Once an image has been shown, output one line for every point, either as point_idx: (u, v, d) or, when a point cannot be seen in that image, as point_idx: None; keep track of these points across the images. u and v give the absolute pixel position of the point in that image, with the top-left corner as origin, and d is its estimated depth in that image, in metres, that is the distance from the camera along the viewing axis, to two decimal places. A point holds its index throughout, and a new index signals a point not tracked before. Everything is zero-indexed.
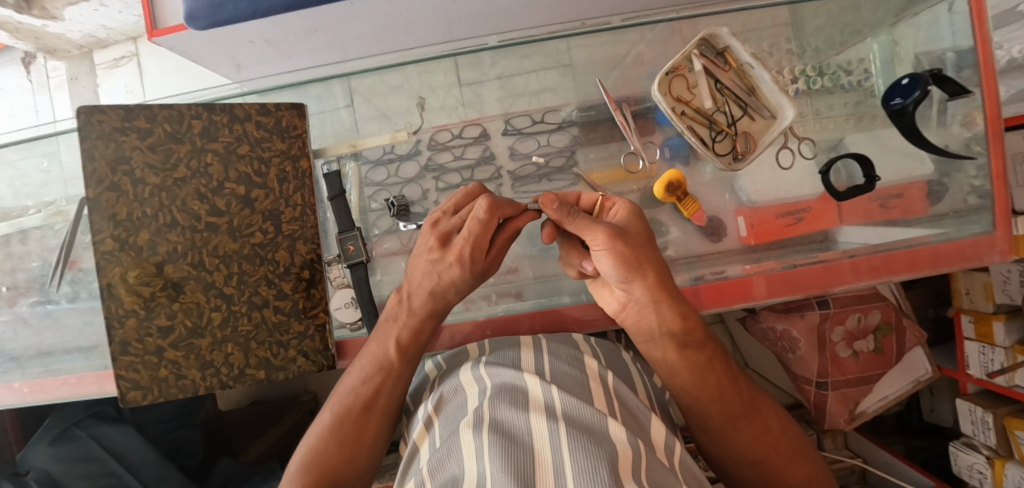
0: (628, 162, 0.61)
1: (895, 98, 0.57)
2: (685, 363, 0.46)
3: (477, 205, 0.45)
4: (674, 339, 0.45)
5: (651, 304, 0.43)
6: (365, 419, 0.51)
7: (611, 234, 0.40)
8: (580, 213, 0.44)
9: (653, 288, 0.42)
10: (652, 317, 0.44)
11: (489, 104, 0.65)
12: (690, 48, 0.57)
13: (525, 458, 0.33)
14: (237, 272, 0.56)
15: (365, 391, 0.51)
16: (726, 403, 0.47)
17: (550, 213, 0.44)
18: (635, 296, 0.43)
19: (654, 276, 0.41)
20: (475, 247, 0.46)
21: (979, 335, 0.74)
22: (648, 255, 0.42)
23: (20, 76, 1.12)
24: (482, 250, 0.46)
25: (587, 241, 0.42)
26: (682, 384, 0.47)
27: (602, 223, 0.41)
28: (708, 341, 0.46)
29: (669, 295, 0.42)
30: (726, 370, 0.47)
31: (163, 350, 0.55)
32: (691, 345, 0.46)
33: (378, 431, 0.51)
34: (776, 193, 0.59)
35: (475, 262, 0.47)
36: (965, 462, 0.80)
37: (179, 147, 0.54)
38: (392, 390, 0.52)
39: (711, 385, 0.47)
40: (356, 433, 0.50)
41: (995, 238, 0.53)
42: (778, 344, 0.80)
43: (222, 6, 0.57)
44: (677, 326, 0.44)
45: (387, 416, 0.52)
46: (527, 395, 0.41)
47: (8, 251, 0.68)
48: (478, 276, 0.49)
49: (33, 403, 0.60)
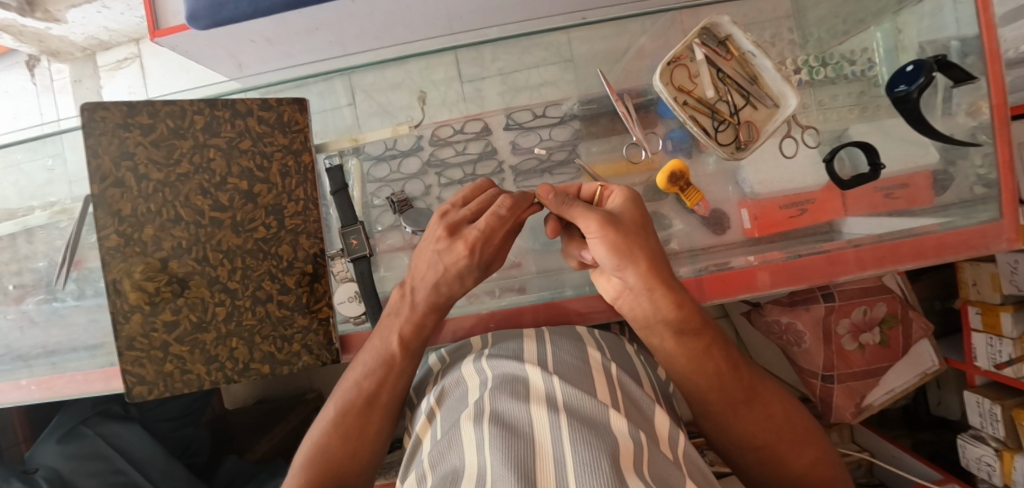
0: (631, 153, 0.61)
1: (900, 85, 0.56)
2: (683, 351, 0.46)
3: (499, 200, 0.47)
4: (670, 327, 0.44)
5: (645, 291, 0.43)
6: (368, 413, 0.51)
7: (603, 221, 0.41)
8: (576, 202, 0.45)
9: (646, 275, 0.42)
10: (647, 304, 0.44)
11: (490, 99, 0.65)
12: (692, 37, 0.56)
13: (525, 451, 0.33)
14: (241, 267, 0.56)
15: (369, 384, 0.51)
16: (726, 390, 0.46)
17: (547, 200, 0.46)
18: (630, 283, 0.43)
19: (647, 262, 0.42)
20: (488, 239, 0.47)
21: (986, 327, 0.73)
22: (640, 242, 0.42)
23: (24, 79, 1.13)
24: (493, 245, 0.48)
25: (581, 230, 0.43)
26: (682, 371, 0.47)
27: (596, 211, 0.43)
28: (706, 329, 0.45)
29: (663, 281, 0.42)
30: (726, 358, 0.47)
31: (168, 345, 0.55)
32: (688, 333, 0.45)
33: (380, 426, 0.51)
34: (778, 184, 0.59)
35: (483, 253, 0.48)
36: (973, 455, 0.79)
37: (182, 143, 0.54)
38: (394, 385, 0.52)
39: (711, 373, 0.46)
40: (359, 429, 0.50)
41: (1001, 227, 0.52)
42: (783, 338, 0.80)
43: (224, 5, 0.58)
44: (672, 314, 0.44)
45: (389, 412, 0.52)
46: (529, 387, 0.41)
47: (15, 251, 0.68)
48: (484, 267, 0.50)
49: (40, 400, 0.61)
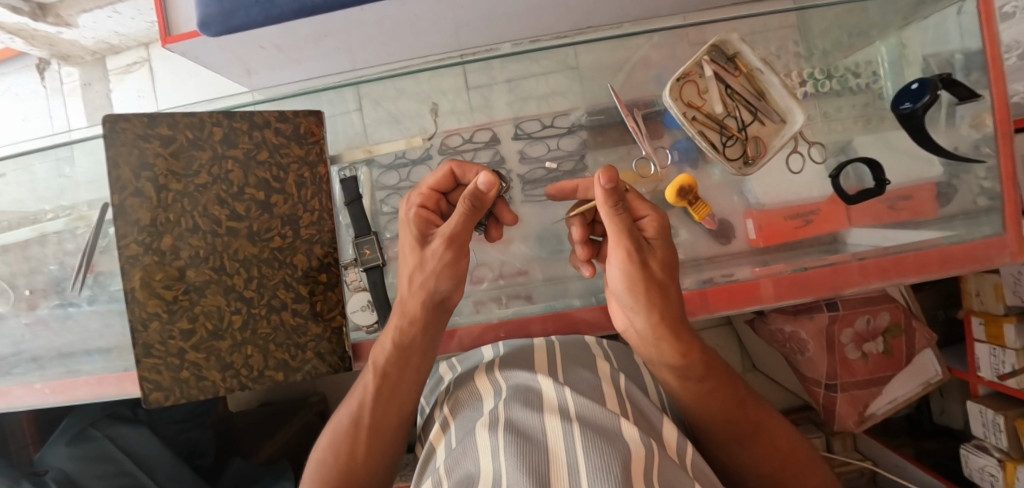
0: (640, 167, 0.62)
1: (905, 102, 0.57)
2: (687, 390, 0.47)
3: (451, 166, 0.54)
4: (672, 370, 0.47)
5: (653, 338, 0.45)
6: (356, 434, 0.52)
7: (633, 258, 0.42)
8: (621, 206, 0.39)
9: (658, 326, 0.44)
10: (653, 347, 0.46)
11: (499, 108, 0.66)
12: (701, 54, 0.57)
13: (539, 456, 0.34)
14: (257, 275, 0.57)
15: (362, 404, 0.53)
16: (732, 424, 0.47)
17: (599, 186, 0.38)
18: (641, 326, 0.45)
19: (663, 312, 0.43)
20: (421, 189, 0.53)
21: (990, 337, 0.74)
22: (660, 286, 0.43)
23: (36, 82, 1.15)
24: (422, 194, 0.52)
25: (609, 254, 0.44)
26: (688, 405, 0.49)
27: (633, 242, 0.42)
28: (710, 375, 0.47)
29: (674, 333, 0.44)
30: (732, 395, 0.47)
31: (185, 352, 0.56)
32: (692, 375, 0.46)
33: (370, 449, 0.52)
34: (785, 196, 0.60)
35: (413, 202, 0.53)
36: (976, 465, 0.79)
37: (201, 154, 0.55)
38: (382, 407, 0.53)
39: (715, 409, 0.47)
40: (350, 448, 0.52)
41: (1005, 240, 0.52)
42: (787, 346, 0.81)
43: (234, 13, 0.59)
44: (675, 361, 0.46)
45: (380, 434, 0.53)
46: (541, 397, 0.42)
47: (28, 254, 0.70)
48: (419, 226, 0.51)
49: (53, 403, 0.62)
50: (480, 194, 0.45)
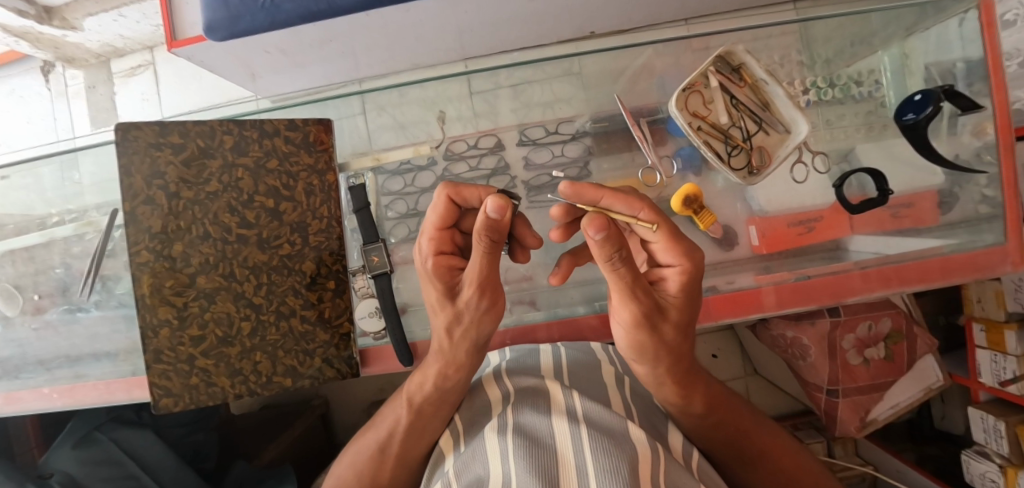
0: (646, 175, 0.62)
1: (908, 113, 0.58)
2: (692, 423, 0.49)
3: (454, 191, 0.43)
4: (677, 409, 0.48)
5: (655, 382, 0.46)
6: (380, 460, 0.53)
7: (638, 326, 0.39)
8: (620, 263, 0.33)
9: (660, 375, 0.44)
10: (655, 389, 0.47)
11: (503, 115, 0.67)
12: (707, 65, 0.57)
13: (548, 458, 0.34)
14: (266, 282, 0.58)
15: (389, 432, 0.54)
16: (735, 449, 0.50)
17: (588, 237, 0.32)
18: (643, 370, 0.46)
19: (665, 366, 0.44)
20: (429, 233, 0.43)
21: (991, 344, 0.74)
22: (665, 343, 0.42)
23: (41, 84, 1.16)
24: (432, 240, 0.44)
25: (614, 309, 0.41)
26: (693, 434, 0.50)
27: (643, 308, 0.38)
28: (713, 411, 0.48)
29: (675, 381, 0.45)
30: (735, 422, 0.50)
31: (195, 359, 0.56)
32: (696, 412, 0.48)
33: (393, 477, 0.53)
34: (788, 203, 0.60)
35: (423, 247, 0.44)
36: (977, 470, 0.80)
37: (212, 162, 0.55)
38: (405, 436, 0.53)
39: (721, 437, 0.49)
40: (373, 474, 0.53)
41: (1006, 249, 0.53)
42: (789, 351, 0.81)
43: (240, 18, 0.59)
44: (678, 402, 0.47)
45: (403, 460, 0.53)
46: (549, 402, 0.42)
47: (34, 258, 0.70)
48: (439, 278, 0.44)
49: (63, 407, 0.63)
50: (495, 224, 0.35)
